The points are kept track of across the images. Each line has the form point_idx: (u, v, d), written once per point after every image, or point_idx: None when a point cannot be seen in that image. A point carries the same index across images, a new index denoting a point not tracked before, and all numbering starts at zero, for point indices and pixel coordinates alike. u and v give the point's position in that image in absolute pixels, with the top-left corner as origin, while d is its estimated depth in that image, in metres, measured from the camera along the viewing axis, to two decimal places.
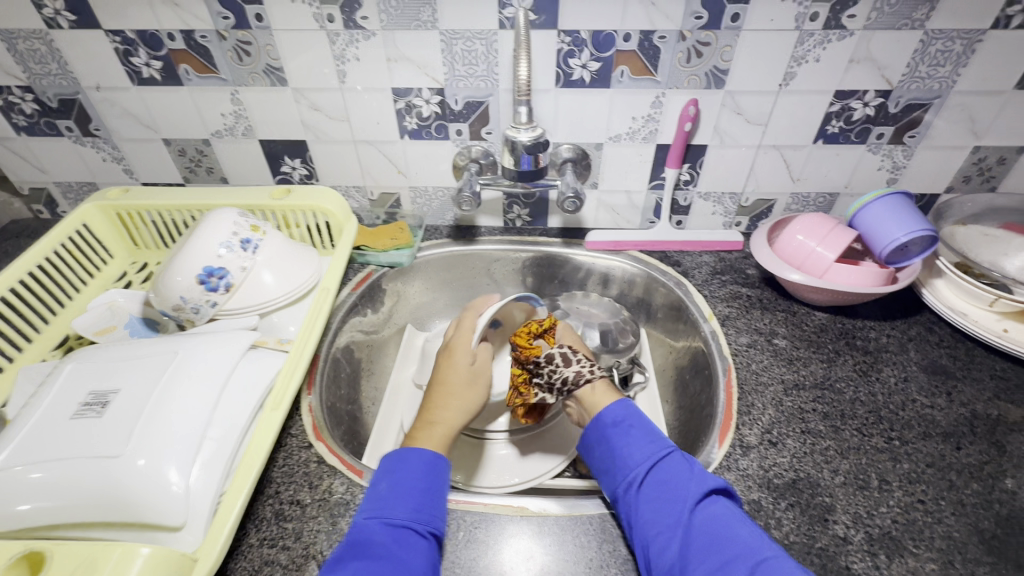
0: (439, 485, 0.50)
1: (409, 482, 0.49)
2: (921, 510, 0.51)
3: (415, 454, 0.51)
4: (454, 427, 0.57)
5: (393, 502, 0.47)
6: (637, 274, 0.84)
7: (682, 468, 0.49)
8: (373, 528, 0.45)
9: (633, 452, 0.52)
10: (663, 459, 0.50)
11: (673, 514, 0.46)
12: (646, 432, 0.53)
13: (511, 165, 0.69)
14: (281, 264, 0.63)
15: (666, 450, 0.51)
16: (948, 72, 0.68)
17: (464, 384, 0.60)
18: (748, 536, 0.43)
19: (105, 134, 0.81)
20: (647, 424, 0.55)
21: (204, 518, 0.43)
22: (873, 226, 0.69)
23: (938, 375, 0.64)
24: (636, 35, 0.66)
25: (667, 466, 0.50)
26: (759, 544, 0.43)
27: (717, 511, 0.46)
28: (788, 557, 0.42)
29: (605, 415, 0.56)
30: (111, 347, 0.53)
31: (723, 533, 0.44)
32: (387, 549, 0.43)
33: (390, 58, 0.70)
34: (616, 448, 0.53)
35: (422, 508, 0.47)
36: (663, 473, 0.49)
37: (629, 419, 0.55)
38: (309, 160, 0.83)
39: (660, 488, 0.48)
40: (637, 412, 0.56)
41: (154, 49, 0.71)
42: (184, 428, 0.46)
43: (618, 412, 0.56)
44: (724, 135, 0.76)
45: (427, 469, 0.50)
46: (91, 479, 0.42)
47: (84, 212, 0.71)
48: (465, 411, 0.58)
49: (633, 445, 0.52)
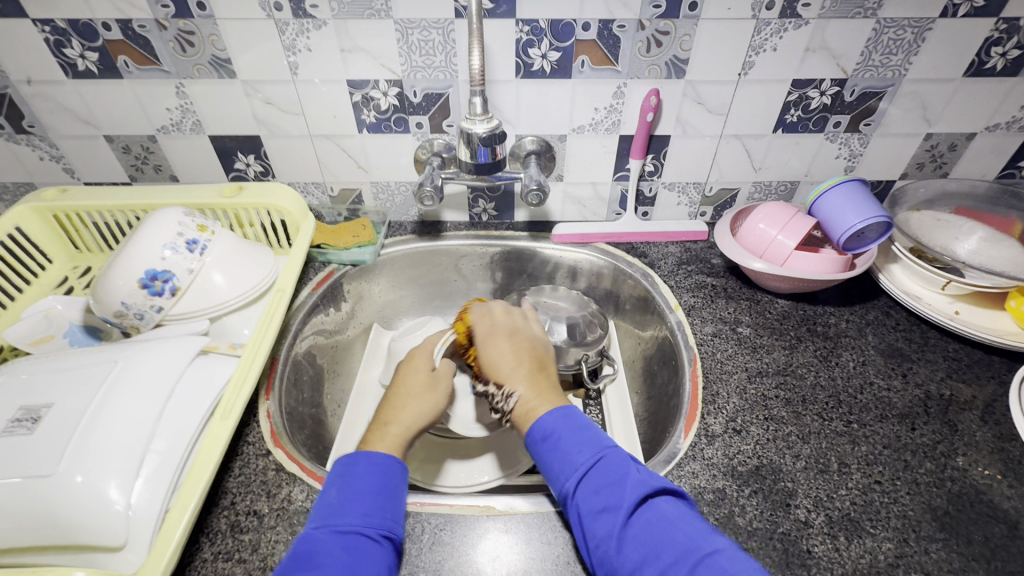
0: (392, 489, 0.49)
1: (361, 487, 0.48)
2: (878, 491, 0.52)
3: (365, 458, 0.50)
4: (412, 428, 0.55)
5: (343, 508, 0.46)
6: (604, 266, 0.84)
7: (617, 474, 0.47)
8: (321, 536, 0.43)
9: (564, 463, 0.48)
10: (593, 468, 0.47)
11: (608, 526, 0.44)
12: (576, 438, 0.50)
13: (468, 158, 0.68)
14: (232, 265, 0.60)
15: (595, 458, 0.48)
16: (901, 61, 0.69)
17: (423, 388, 0.59)
18: (685, 540, 0.41)
19: (40, 131, 0.76)
20: (577, 427, 0.51)
21: (149, 535, 0.41)
22: (831, 214, 0.70)
23: (894, 358, 0.66)
24: (595, 24, 0.65)
25: (598, 475, 0.47)
26: (696, 546, 0.41)
27: (653, 517, 0.43)
28: (733, 553, 0.40)
29: (534, 429, 0.52)
30: (47, 358, 0.50)
31: (660, 541, 0.42)
32: (335, 557, 0.42)
33: (344, 48, 0.68)
34: (547, 461, 0.49)
35: (372, 512, 0.46)
36: (594, 484, 0.46)
37: (559, 429, 0.50)
38: (264, 156, 0.79)
39: (594, 500, 0.46)
40: (568, 418, 0.51)
41: (88, 40, 0.67)
42: (124, 441, 0.43)
43: (543, 422, 0.51)
44: (686, 125, 0.76)
45: (379, 473, 0.49)
46: (21, 500, 0.39)
47: (17, 214, 0.66)
48: (425, 413, 0.57)
49: (563, 456, 0.49)
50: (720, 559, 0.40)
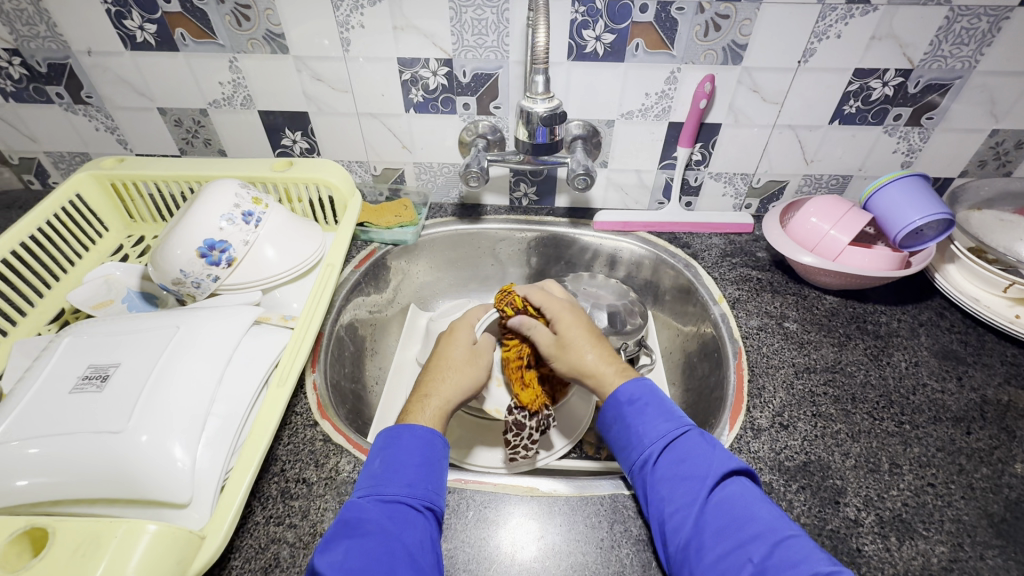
0: (434, 461, 0.49)
1: (403, 459, 0.48)
2: (931, 493, 0.51)
3: (407, 430, 0.50)
4: (452, 401, 0.55)
5: (387, 478, 0.46)
6: (645, 255, 0.83)
7: (700, 447, 0.48)
8: (366, 505, 0.44)
9: (650, 429, 0.50)
10: (680, 437, 0.49)
11: (692, 492, 0.45)
12: (662, 409, 0.51)
13: (526, 138, 0.67)
14: (285, 239, 0.61)
15: (680, 429, 0.49)
16: (972, 52, 0.66)
17: (464, 361, 0.59)
18: (768, 519, 0.42)
19: (97, 102, 0.77)
20: (662, 400, 0.53)
21: (211, 494, 0.42)
22: (888, 209, 0.67)
23: (949, 360, 0.64)
24: (653, 5, 0.64)
25: (684, 444, 0.48)
26: (778, 526, 0.42)
27: (736, 491, 0.45)
28: (808, 537, 0.41)
29: (619, 393, 0.53)
30: (109, 321, 0.52)
31: (742, 514, 0.43)
32: (380, 525, 0.43)
33: (397, 26, 0.67)
34: (632, 425, 0.51)
35: (416, 483, 0.46)
36: (680, 452, 0.48)
37: (646, 397, 0.52)
38: (311, 133, 0.80)
39: (679, 467, 0.47)
40: (650, 388, 0.53)
41: (148, 12, 0.67)
42: (187, 404, 0.44)
43: (630, 388, 0.53)
44: (737, 114, 0.74)
45: (421, 445, 0.49)
46: (93, 455, 0.41)
47: (77, 181, 0.68)
48: (468, 386, 0.57)
49: (649, 423, 0.50)
50: (799, 540, 0.41)
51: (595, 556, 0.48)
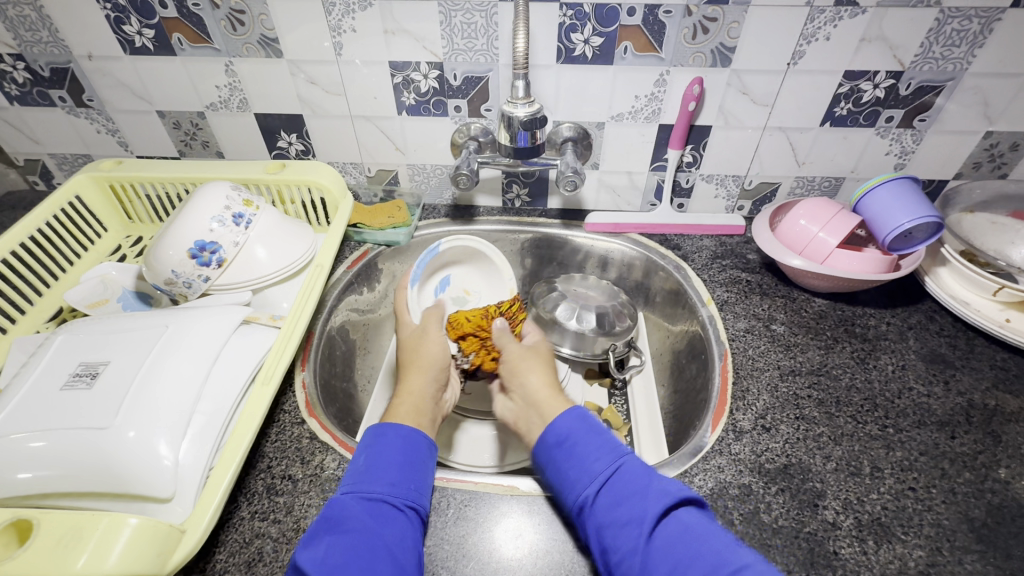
0: (417, 462, 0.50)
1: (386, 458, 0.49)
2: (912, 497, 0.51)
3: (393, 429, 0.51)
4: (422, 394, 0.57)
5: (369, 476, 0.47)
6: (635, 257, 0.83)
7: (636, 485, 0.46)
8: (348, 502, 0.45)
9: (582, 472, 0.48)
10: (614, 476, 0.47)
11: (632, 538, 0.42)
12: (593, 445, 0.49)
13: (509, 141, 0.68)
14: (275, 240, 0.63)
15: (614, 466, 0.47)
16: (964, 54, 0.65)
17: (414, 347, 0.62)
18: (714, 551, 0.40)
19: (98, 105, 0.79)
20: (593, 434, 0.50)
21: (193, 489, 0.43)
22: (878, 212, 0.67)
23: (937, 364, 0.64)
24: (641, 9, 0.64)
25: (619, 483, 0.46)
26: (725, 557, 0.39)
27: (678, 528, 0.42)
28: (761, 563, 0.39)
29: (550, 433, 0.52)
30: (102, 320, 0.53)
31: (688, 553, 0.40)
32: (362, 523, 0.43)
33: (387, 30, 0.68)
34: (565, 470, 0.49)
35: (398, 482, 0.47)
36: (616, 493, 0.45)
37: (573, 434, 0.51)
38: (306, 135, 0.81)
39: (615, 511, 0.44)
40: (581, 420, 0.52)
41: (146, 18, 0.69)
42: (172, 402, 0.46)
43: (563, 423, 0.52)
44: (728, 116, 0.74)
45: (405, 445, 0.50)
46: (82, 450, 0.42)
47: (76, 183, 0.70)
48: (433, 372, 0.59)
49: (581, 464, 0.48)
50: (752, 569, 0.38)
51: (572, 555, 0.48)
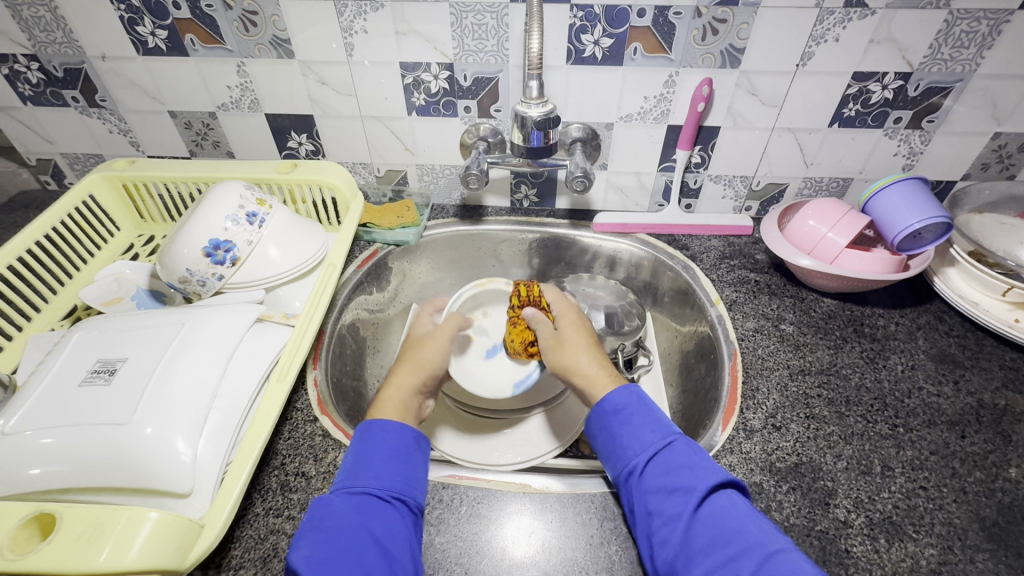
0: (406, 453, 0.50)
1: (374, 452, 0.49)
2: (923, 496, 0.51)
3: (377, 425, 0.51)
4: (406, 392, 0.57)
5: (357, 472, 0.47)
6: (643, 257, 0.84)
7: (685, 459, 0.48)
8: (335, 499, 0.46)
9: (636, 440, 0.50)
10: (664, 449, 0.49)
11: (678, 505, 0.45)
12: (647, 419, 0.51)
13: (521, 141, 0.68)
14: (288, 239, 0.63)
15: (668, 439, 0.49)
16: (973, 55, 0.65)
17: (418, 346, 0.63)
18: (756, 529, 0.42)
19: (111, 105, 0.80)
20: (647, 409, 0.52)
21: (210, 485, 0.44)
22: (887, 212, 0.67)
23: (946, 364, 0.64)
24: (651, 10, 0.65)
25: (669, 456, 0.48)
26: (767, 539, 0.42)
27: (725, 504, 0.44)
28: (798, 550, 0.41)
29: (606, 402, 0.53)
30: (118, 318, 0.54)
31: (730, 528, 0.43)
32: (348, 519, 0.44)
33: (399, 31, 0.69)
34: (618, 436, 0.51)
35: (384, 475, 0.47)
36: (665, 465, 0.47)
37: (631, 406, 0.52)
38: (316, 135, 0.82)
39: (665, 480, 0.47)
40: (638, 396, 0.53)
41: (159, 18, 0.69)
42: (189, 398, 0.46)
43: (618, 396, 0.53)
44: (737, 117, 0.74)
45: (391, 439, 0.50)
46: (100, 445, 0.43)
47: (91, 182, 0.71)
48: (417, 371, 0.60)
49: (634, 434, 0.50)
50: (788, 554, 0.40)
51: (584, 553, 0.48)
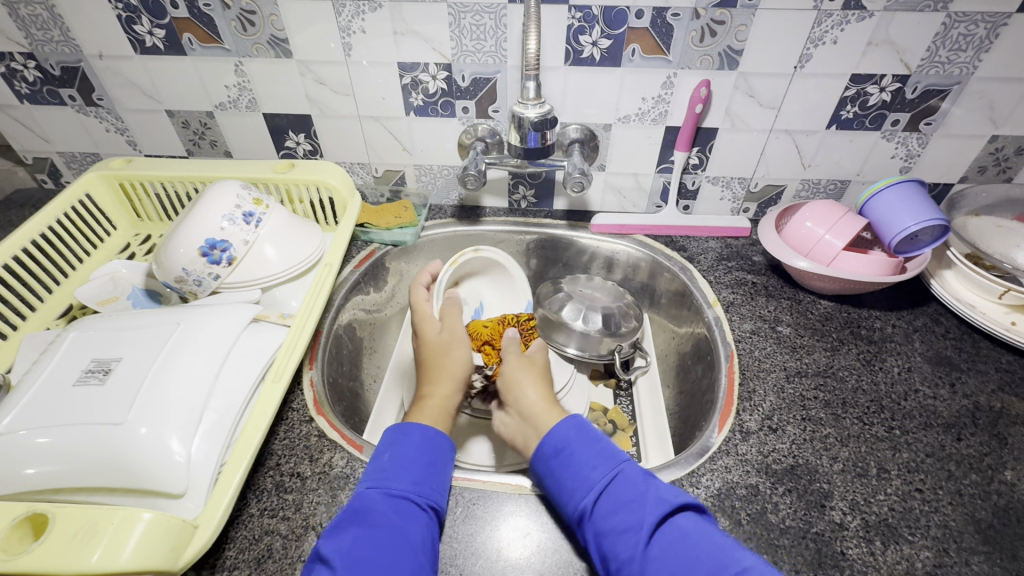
0: (440, 463, 0.51)
1: (411, 457, 0.49)
2: (919, 498, 0.51)
3: (418, 428, 0.52)
4: (448, 400, 0.58)
5: (395, 473, 0.48)
6: (641, 258, 0.84)
7: (634, 492, 0.47)
8: (374, 499, 0.46)
9: (582, 480, 0.49)
10: (611, 485, 0.48)
11: (630, 547, 0.44)
12: (589, 456, 0.51)
13: (519, 142, 0.68)
14: (285, 239, 0.63)
15: (613, 473, 0.49)
16: (970, 58, 0.65)
17: (439, 350, 0.62)
18: (712, 555, 0.41)
19: (108, 104, 0.80)
20: (590, 443, 0.52)
21: (205, 486, 0.43)
22: (884, 214, 0.67)
23: (942, 366, 0.64)
24: (649, 11, 0.65)
25: (616, 492, 0.47)
26: (726, 561, 0.41)
27: (677, 534, 0.44)
28: (764, 566, 0.40)
29: (547, 442, 0.53)
30: (113, 317, 0.54)
31: (687, 559, 0.42)
32: (387, 519, 0.44)
33: (397, 31, 0.69)
34: (562, 479, 0.50)
35: (422, 481, 0.48)
36: (613, 502, 0.47)
37: (571, 445, 0.52)
38: (314, 135, 0.82)
39: (613, 518, 0.46)
40: (579, 430, 0.53)
41: (157, 18, 0.69)
42: (184, 398, 0.46)
43: (562, 432, 0.53)
44: (735, 118, 0.74)
45: (429, 445, 0.51)
46: (95, 445, 0.43)
47: (87, 181, 0.71)
48: (457, 378, 0.60)
49: (578, 474, 0.50)
50: (754, 572, 0.40)
51: (579, 554, 0.48)
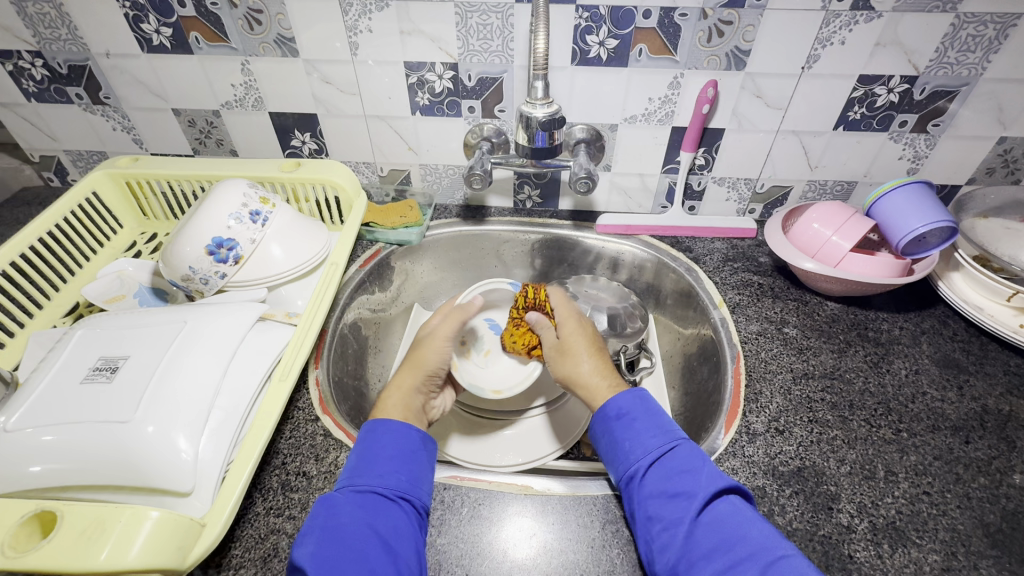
0: (409, 454, 0.50)
1: (377, 452, 0.49)
2: (927, 501, 0.51)
3: (383, 425, 0.52)
4: (402, 392, 0.57)
5: (362, 470, 0.48)
6: (646, 259, 0.84)
7: (689, 464, 0.48)
8: (341, 497, 0.46)
9: (639, 444, 0.51)
10: (668, 453, 0.49)
11: (679, 511, 0.45)
12: (651, 425, 0.52)
13: (526, 142, 0.68)
14: (291, 238, 0.63)
15: (671, 443, 0.50)
16: (979, 59, 0.65)
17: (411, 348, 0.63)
18: (759, 536, 0.42)
19: (115, 103, 0.80)
20: (651, 414, 0.53)
21: (212, 485, 0.44)
22: (892, 216, 0.67)
23: (950, 369, 0.63)
24: (656, 11, 0.64)
25: (672, 461, 0.49)
26: (769, 545, 0.42)
27: (726, 510, 0.45)
28: (802, 557, 0.41)
29: (609, 407, 0.55)
30: (120, 315, 0.54)
31: (732, 534, 0.43)
32: (353, 516, 0.44)
33: (403, 31, 0.69)
34: (621, 441, 0.52)
35: (389, 474, 0.48)
36: (668, 470, 0.48)
37: (635, 412, 0.53)
38: (320, 134, 0.82)
39: (667, 484, 0.47)
40: (640, 399, 0.55)
41: (164, 16, 0.69)
42: (191, 396, 0.46)
43: (621, 401, 0.54)
44: (741, 119, 0.74)
45: (396, 439, 0.51)
46: (103, 443, 0.43)
47: (94, 179, 0.71)
48: (416, 372, 0.59)
49: (637, 439, 0.51)
50: (793, 560, 0.40)
51: (586, 555, 0.48)
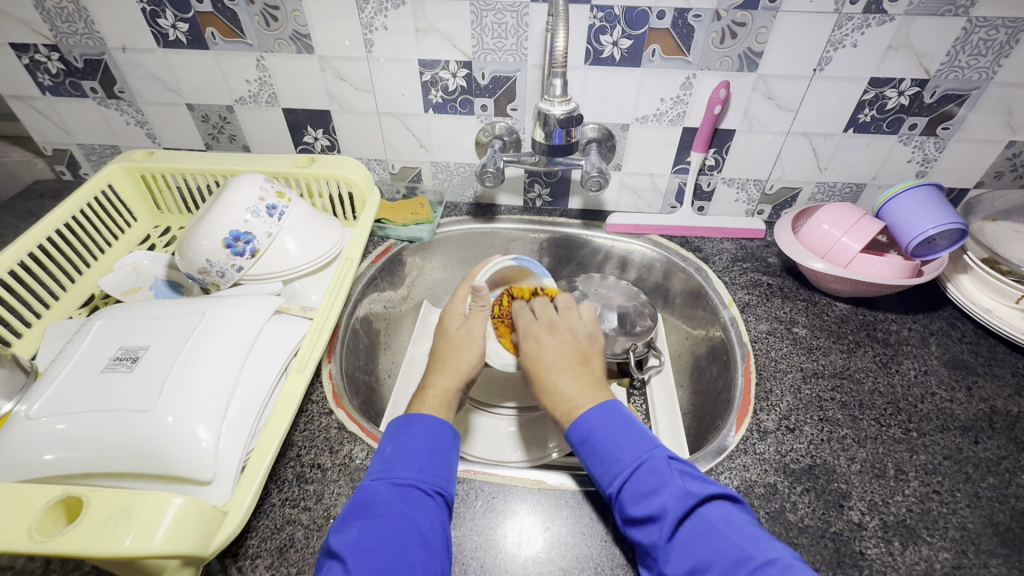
0: (444, 449, 0.50)
1: (413, 447, 0.49)
2: (936, 500, 0.51)
3: (418, 420, 0.52)
4: (448, 391, 0.57)
5: (398, 463, 0.48)
6: (655, 258, 0.84)
7: (657, 480, 0.46)
8: (379, 489, 0.45)
9: (606, 467, 0.48)
10: (634, 473, 0.47)
11: (652, 535, 0.44)
12: (616, 441, 0.49)
13: (543, 139, 0.69)
14: (306, 233, 0.63)
15: (637, 462, 0.47)
16: (989, 63, 0.66)
17: (450, 343, 0.62)
18: (734, 550, 0.41)
19: (129, 97, 0.81)
20: (617, 428, 0.50)
21: (232, 474, 0.44)
22: (901, 218, 0.68)
23: (959, 370, 0.64)
24: (670, 12, 0.65)
25: (639, 480, 0.46)
26: (748, 556, 0.40)
27: (699, 527, 0.43)
28: (787, 561, 0.39)
29: (577, 429, 0.52)
30: (138, 306, 0.54)
31: (706, 553, 0.41)
32: (393, 508, 0.44)
33: (419, 29, 0.69)
34: (589, 463, 0.50)
35: (426, 468, 0.48)
36: (634, 491, 0.46)
37: (596, 430, 0.51)
38: (332, 130, 0.82)
39: (635, 507, 0.45)
40: (608, 415, 0.52)
41: (181, 12, 0.70)
42: (211, 387, 0.46)
43: (589, 421, 0.51)
44: (752, 120, 0.74)
45: (432, 434, 0.51)
46: (125, 431, 0.43)
47: (109, 172, 0.71)
48: (460, 373, 0.59)
49: (603, 460, 0.49)
50: (775, 567, 0.39)
51: (599, 549, 0.49)
